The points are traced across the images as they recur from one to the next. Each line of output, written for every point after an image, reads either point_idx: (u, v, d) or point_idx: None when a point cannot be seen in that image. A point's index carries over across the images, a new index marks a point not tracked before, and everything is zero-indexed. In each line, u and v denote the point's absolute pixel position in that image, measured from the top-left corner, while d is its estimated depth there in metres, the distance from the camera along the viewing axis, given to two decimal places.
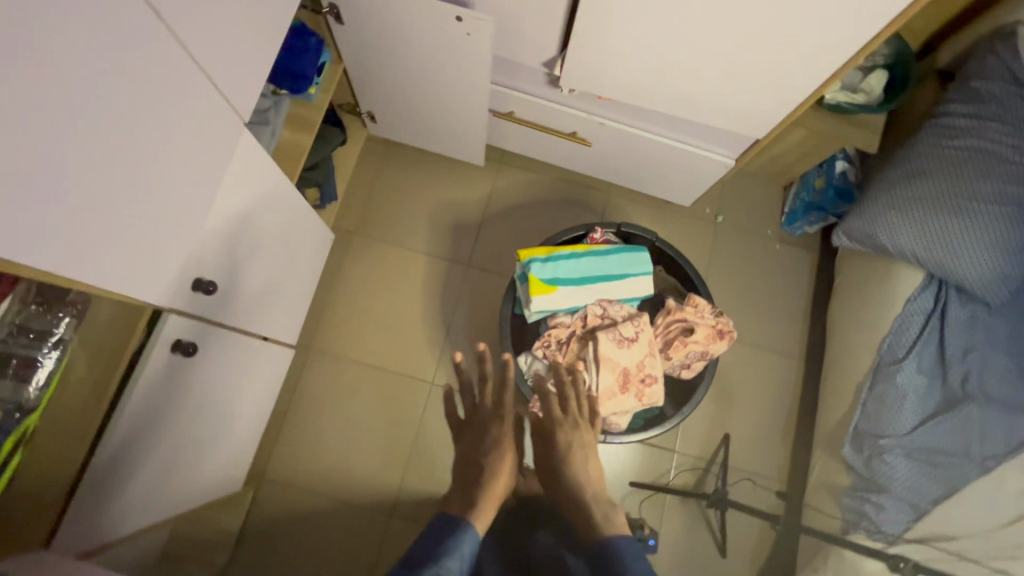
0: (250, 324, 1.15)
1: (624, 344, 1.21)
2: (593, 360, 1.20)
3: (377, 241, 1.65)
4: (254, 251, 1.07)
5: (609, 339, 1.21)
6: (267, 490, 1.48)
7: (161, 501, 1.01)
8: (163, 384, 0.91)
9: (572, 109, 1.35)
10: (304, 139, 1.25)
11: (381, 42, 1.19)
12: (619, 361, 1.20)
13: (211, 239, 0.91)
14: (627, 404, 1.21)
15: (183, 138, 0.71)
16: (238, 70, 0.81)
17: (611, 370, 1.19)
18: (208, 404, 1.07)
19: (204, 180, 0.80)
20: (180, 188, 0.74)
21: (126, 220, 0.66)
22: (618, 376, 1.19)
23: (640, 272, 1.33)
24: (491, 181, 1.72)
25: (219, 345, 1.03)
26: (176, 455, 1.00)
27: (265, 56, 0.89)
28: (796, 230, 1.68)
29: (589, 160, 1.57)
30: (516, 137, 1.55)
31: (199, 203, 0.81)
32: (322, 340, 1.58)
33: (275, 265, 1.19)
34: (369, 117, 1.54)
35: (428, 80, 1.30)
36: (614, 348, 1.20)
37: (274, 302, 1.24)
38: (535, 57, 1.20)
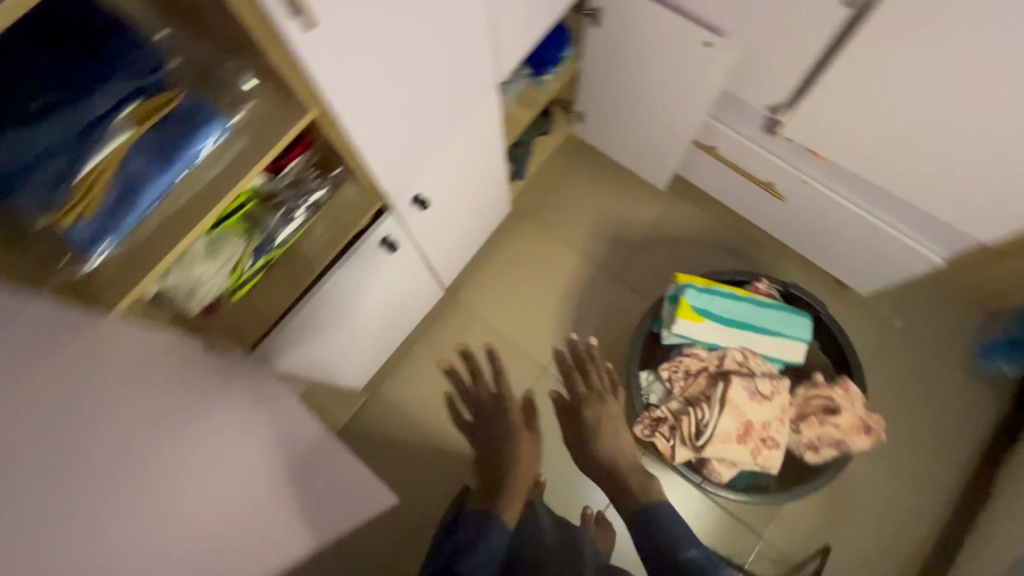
0: (430, 253, 1.32)
1: (757, 398, 1.17)
2: (719, 401, 1.17)
3: (541, 227, 1.77)
4: (458, 192, 1.23)
5: (743, 387, 1.17)
6: (378, 402, 1.65)
7: (321, 364, 1.19)
8: (363, 269, 1.07)
9: (779, 160, 1.34)
10: (525, 116, 1.41)
11: (623, 51, 1.31)
12: (747, 413, 1.16)
13: (441, 167, 1.08)
14: (738, 457, 1.17)
15: (451, 45, 0.84)
16: (509, 17, 0.95)
17: (735, 418, 1.16)
18: (378, 303, 1.24)
19: (450, 93, 0.93)
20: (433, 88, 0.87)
21: (390, 90, 0.79)
22: (740, 426, 1.16)
23: (794, 336, 1.27)
24: (664, 207, 1.76)
25: (406, 257, 1.20)
26: (345, 332, 1.18)
27: (532, 21, 1.04)
28: (989, 363, 1.48)
29: (773, 215, 1.54)
30: (707, 172, 1.58)
31: (440, 113, 0.94)
32: (464, 295, 1.73)
33: (465, 212, 1.35)
34: (576, 117, 1.67)
35: (650, 96, 1.39)
36: (746, 398, 1.16)
37: (451, 243, 1.40)
38: (764, 98, 1.23)
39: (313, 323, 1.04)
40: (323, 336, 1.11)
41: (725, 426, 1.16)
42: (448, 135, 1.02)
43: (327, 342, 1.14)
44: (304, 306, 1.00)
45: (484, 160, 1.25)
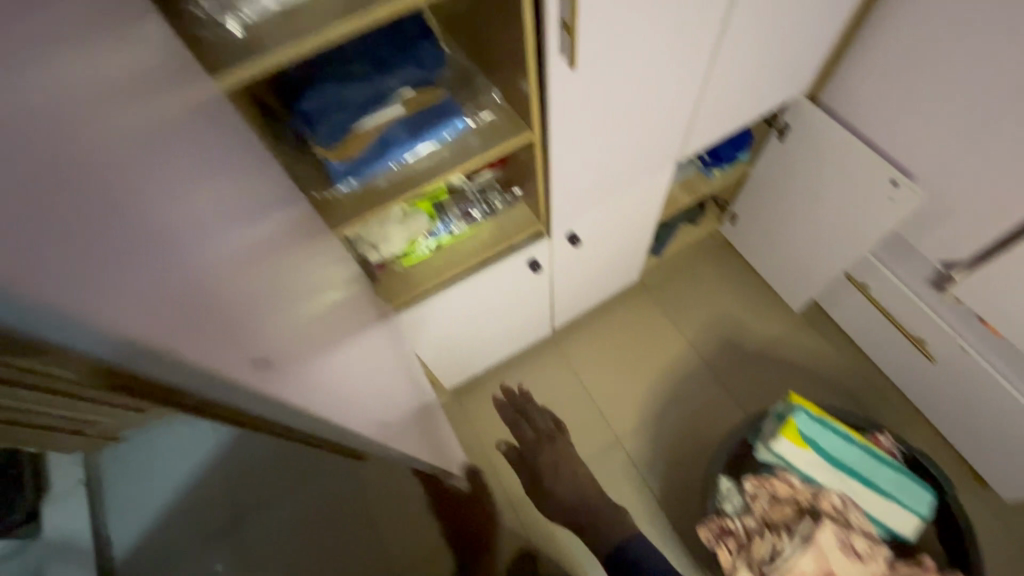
0: (558, 289, 1.41)
1: (850, 554, 1.06)
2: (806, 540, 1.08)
3: (660, 306, 1.80)
4: (604, 244, 1.33)
5: (837, 535, 1.07)
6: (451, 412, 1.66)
7: (438, 349, 1.30)
8: (504, 278, 1.18)
9: (939, 319, 1.27)
10: (685, 199, 1.49)
11: (801, 168, 1.36)
12: (835, 564, 1.05)
13: (602, 215, 1.18)
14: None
15: (661, 102, 0.94)
16: (716, 94, 1.03)
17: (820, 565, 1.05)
18: (501, 315, 1.34)
19: (641, 145, 1.02)
20: (630, 134, 0.97)
21: (599, 123, 0.89)
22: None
23: (908, 505, 1.15)
24: (792, 329, 1.71)
25: (539, 284, 1.30)
26: (467, 329, 1.29)
27: (731, 111, 1.12)
28: None
29: (914, 374, 1.43)
30: (851, 308, 1.52)
31: (625, 161, 1.03)
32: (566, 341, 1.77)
33: (602, 264, 1.43)
34: (728, 218, 1.72)
35: (814, 217, 1.41)
36: (837, 548, 1.06)
37: (578, 288, 1.48)
38: (941, 251, 1.19)
39: (451, 308, 1.16)
40: (451, 322, 1.22)
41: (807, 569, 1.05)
42: (620, 189, 1.13)
43: (451, 329, 1.25)
44: (449, 290, 1.11)
45: (637, 224, 1.34)
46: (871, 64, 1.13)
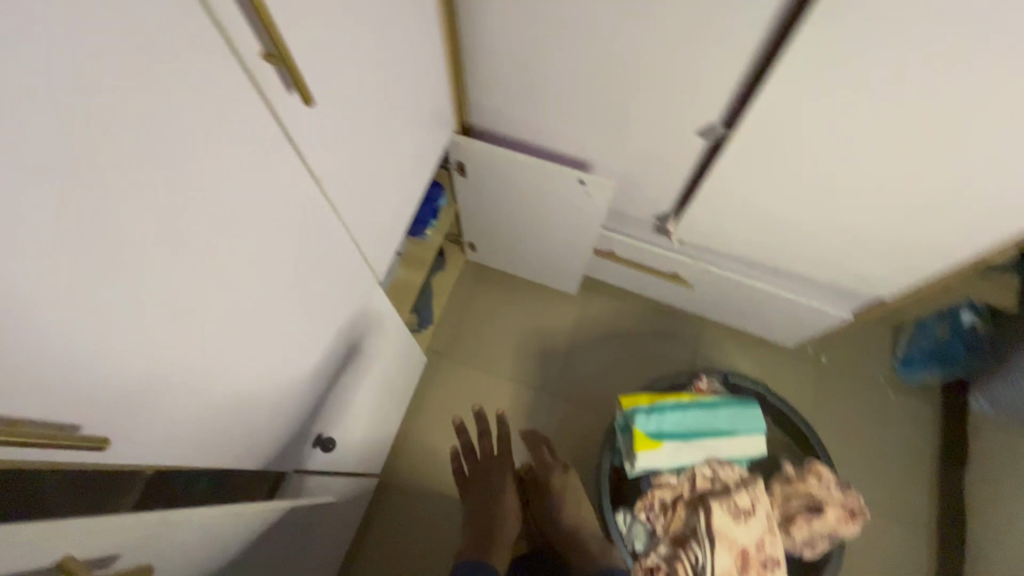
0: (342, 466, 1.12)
1: (743, 517, 1.10)
2: (709, 536, 1.09)
3: (464, 364, 1.65)
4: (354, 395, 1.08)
5: (726, 510, 1.10)
6: None
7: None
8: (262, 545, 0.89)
9: (678, 256, 1.34)
10: (415, 277, 1.29)
11: (497, 192, 1.26)
12: (737, 537, 1.08)
13: None
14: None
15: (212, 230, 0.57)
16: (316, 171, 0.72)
17: (730, 550, 1.07)
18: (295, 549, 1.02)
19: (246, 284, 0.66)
20: (204, 293, 0.59)
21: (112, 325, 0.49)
22: (737, 555, 1.07)
23: (751, 432, 1.23)
24: (580, 307, 1.72)
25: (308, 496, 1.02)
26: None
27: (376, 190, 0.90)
28: (913, 378, 1.56)
29: (687, 298, 1.53)
30: (612, 272, 1.56)
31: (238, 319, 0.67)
32: (405, 460, 1.55)
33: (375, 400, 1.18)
34: (469, 246, 1.61)
35: (537, 224, 1.35)
36: (731, 522, 1.09)
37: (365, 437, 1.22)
38: (648, 208, 1.22)
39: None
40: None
41: (725, 565, 1.06)
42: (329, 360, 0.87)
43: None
44: None
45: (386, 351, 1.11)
46: (494, 80, 1.03)
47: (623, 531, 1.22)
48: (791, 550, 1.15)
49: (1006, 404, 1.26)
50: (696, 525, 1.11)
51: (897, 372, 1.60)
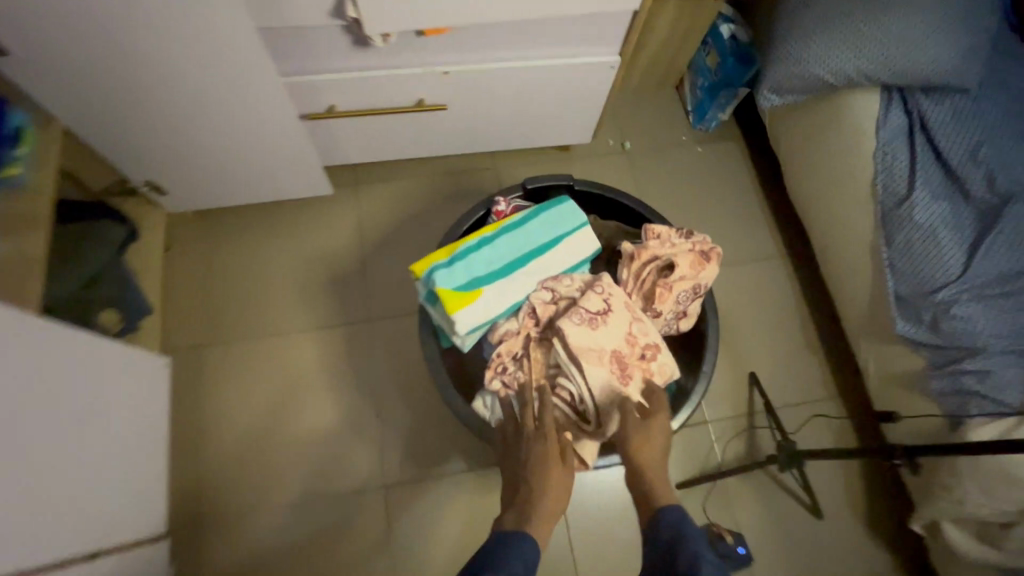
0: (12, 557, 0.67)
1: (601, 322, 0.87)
2: (574, 361, 0.86)
3: (238, 338, 1.24)
4: None
5: (582, 325, 0.86)
6: None
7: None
8: None
9: (401, 69, 1.02)
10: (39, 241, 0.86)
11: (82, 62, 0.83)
12: (604, 345, 0.86)
13: None
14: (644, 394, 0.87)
15: None
16: None
17: (604, 363, 0.86)
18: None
19: None
20: None
21: None
22: (614, 364, 0.86)
23: (574, 230, 0.99)
24: (354, 208, 1.36)
25: None
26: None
27: None
28: (710, 120, 1.50)
29: (457, 137, 1.20)
30: (356, 144, 1.18)
31: None
32: (209, 485, 1.15)
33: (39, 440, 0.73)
34: (150, 189, 1.14)
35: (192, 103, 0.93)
36: (592, 333, 0.86)
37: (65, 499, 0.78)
38: (313, 8, 0.86)
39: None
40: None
41: (604, 382, 0.85)
42: None
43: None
44: None
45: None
46: None
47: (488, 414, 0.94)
48: (666, 330, 0.97)
49: (788, 82, 1.12)
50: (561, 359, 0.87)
51: (696, 123, 1.53)
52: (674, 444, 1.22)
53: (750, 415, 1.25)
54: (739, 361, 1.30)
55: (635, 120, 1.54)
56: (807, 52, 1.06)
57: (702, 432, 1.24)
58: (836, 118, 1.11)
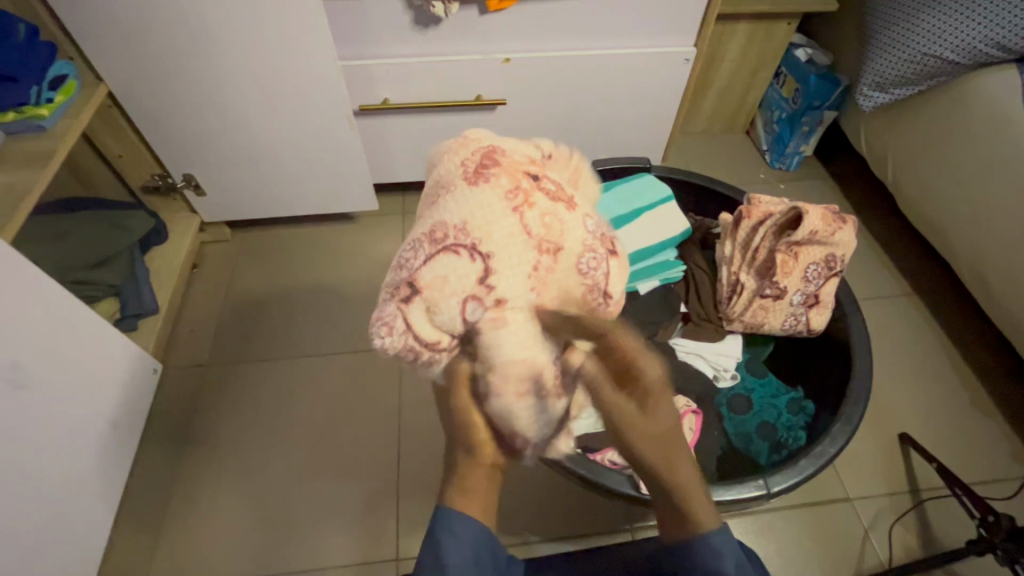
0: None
1: (480, 194, 0.52)
2: (437, 243, 0.51)
3: (244, 363, 1.05)
4: None
5: (465, 194, 0.52)
6: None
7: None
8: None
9: (461, 58, 0.96)
10: (36, 176, 0.73)
11: (140, 15, 0.78)
12: (488, 244, 0.50)
13: None
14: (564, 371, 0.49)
15: None
16: None
17: (474, 273, 0.49)
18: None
19: None
20: None
21: None
22: (483, 284, 0.49)
23: (656, 205, 0.78)
24: (395, 233, 1.23)
25: None
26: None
27: None
28: (790, 157, 1.34)
29: None
30: (407, 148, 1.11)
31: None
32: (163, 536, 0.87)
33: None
34: (190, 188, 1.05)
35: (239, 70, 0.87)
36: (469, 212, 0.51)
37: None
38: None
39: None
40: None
41: (457, 309, 0.48)
42: None
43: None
44: None
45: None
46: None
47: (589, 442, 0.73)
48: (790, 325, 0.72)
49: (899, 69, 0.99)
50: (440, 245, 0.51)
51: (773, 161, 1.37)
52: (805, 530, 0.85)
53: (913, 493, 0.88)
54: (874, 416, 0.96)
55: (699, 154, 1.41)
56: (916, 31, 0.94)
57: (841, 513, 0.87)
58: (969, 106, 0.94)
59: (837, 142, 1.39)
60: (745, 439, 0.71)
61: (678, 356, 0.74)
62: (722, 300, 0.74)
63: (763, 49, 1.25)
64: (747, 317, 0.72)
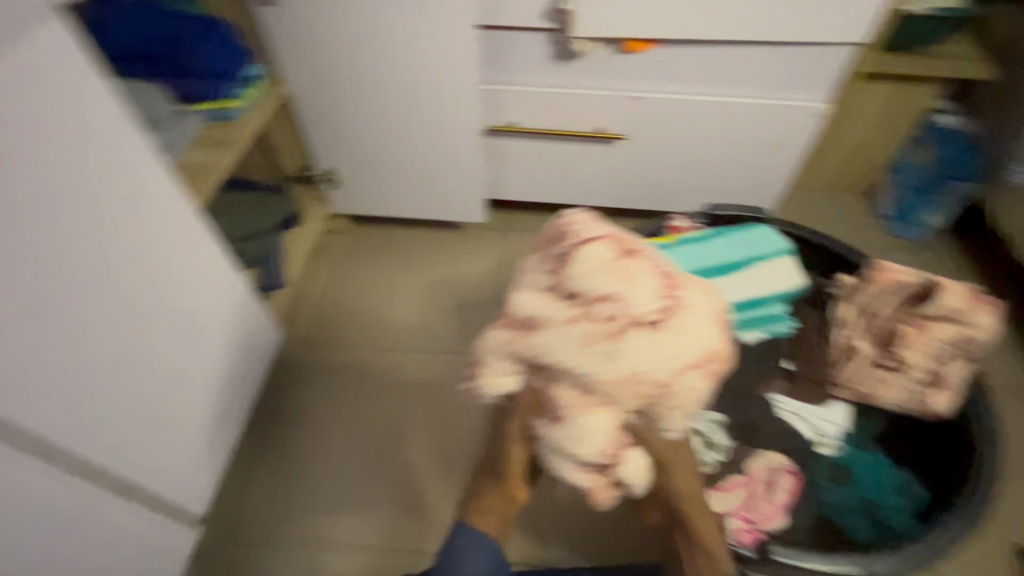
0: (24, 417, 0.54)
1: (717, 325, 0.54)
2: (668, 282, 0.53)
3: (347, 345, 1.15)
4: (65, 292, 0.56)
5: (717, 309, 0.56)
6: None
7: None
8: None
9: (589, 93, 1.01)
10: (222, 157, 0.87)
11: (323, 32, 0.91)
12: (666, 326, 0.51)
13: None
14: (529, 315, 0.53)
15: None
16: None
17: (642, 309, 0.50)
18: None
19: None
20: None
21: None
22: (633, 319, 0.50)
23: (768, 257, 0.76)
24: (497, 246, 1.30)
25: None
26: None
27: None
28: (912, 224, 1.27)
29: (625, 177, 1.15)
30: (523, 169, 1.17)
31: None
32: (261, 487, 0.98)
33: (121, 317, 0.63)
34: (327, 181, 1.18)
35: (394, 85, 0.98)
36: (698, 311, 0.54)
37: (113, 402, 0.64)
38: (532, 8, 0.90)
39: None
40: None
41: (603, 284, 0.50)
42: None
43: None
44: None
45: (111, 199, 0.59)
46: None
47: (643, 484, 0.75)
48: (906, 401, 0.69)
49: None
50: (668, 282, 0.53)
51: (893, 226, 1.30)
52: None
53: None
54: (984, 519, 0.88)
55: (809, 207, 1.37)
56: None
57: None
58: None
59: (972, 216, 1.29)
60: (841, 511, 0.68)
61: (776, 411, 0.73)
62: (831, 363, 0.73)
63: (899, 112, 1.20)
64: (857, 385, 0.70)
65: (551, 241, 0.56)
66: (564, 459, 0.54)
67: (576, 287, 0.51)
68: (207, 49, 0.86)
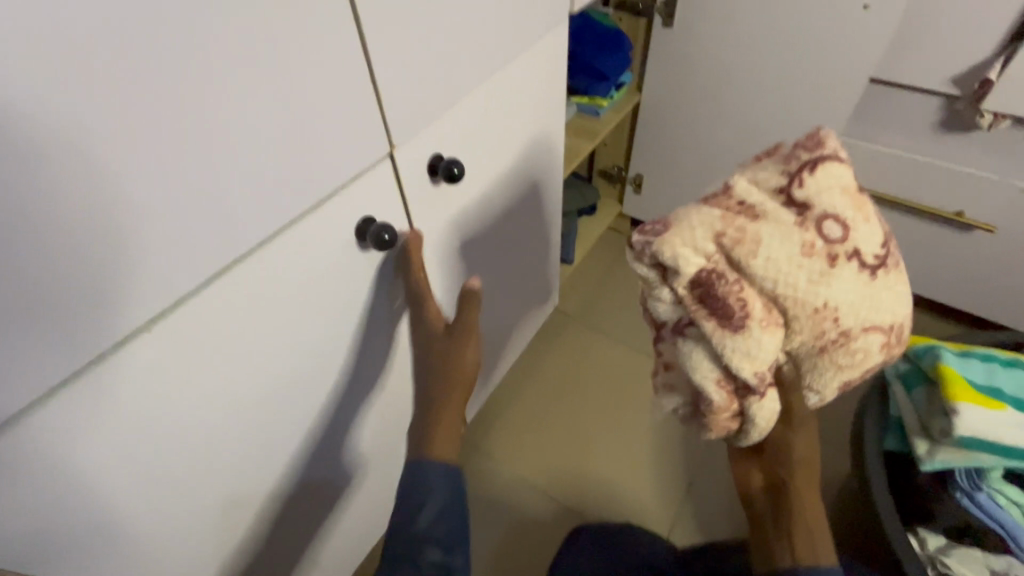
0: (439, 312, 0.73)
1: (892, 307, 0.49)
2: (885, 246, 0.50)
3: (597, 333, 1.25)
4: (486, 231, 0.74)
5: (903, 293, 0.51)
6: None
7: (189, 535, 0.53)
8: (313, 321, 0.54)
9: (968, 171, 0.91)
10: (583, 146, 1.02)
11: (708, 59, 0.99)
12: (875, 284, 0.49)
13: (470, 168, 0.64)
14: (753, 204, 0.49)
15: None
16: None
17: (869, 254, 0.48)
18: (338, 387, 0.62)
19: None
20: None
21: None
22: (852, 253, 0.48)
23: None
24: None
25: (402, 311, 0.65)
26: (226, 468, 0.53)
27: None
28: None
29: (961, 270, 1.02)
30: None
31: None
32: (502, 430, 1.12)
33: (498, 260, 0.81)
34: (632, 185, 1.27)
35: (749, 117, 1.02)
36: (900, 299, 0.50)
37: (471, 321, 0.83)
38: (941, 70, 0.84)
39: (76, 432, 0.39)
40: (162, 463, 0.47)
41: (840, 200, 0.48)
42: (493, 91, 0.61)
43: (188, 477, 0.50)
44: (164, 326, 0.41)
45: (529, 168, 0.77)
46: None
47: (929, 548, 0.66)
48: None
49: None
50: (889, 247, 0.50)
51: None
52: None
53: None
54: None
55: None
56: None
57: None
58: None
59: None
60: None
61: None
62: None
63: None
64: None
65: (790, 148, 0.51)
66: (717, 360, 0.49)
67: (816, 196, 0.47)
68: (612, 58, 0.99)
